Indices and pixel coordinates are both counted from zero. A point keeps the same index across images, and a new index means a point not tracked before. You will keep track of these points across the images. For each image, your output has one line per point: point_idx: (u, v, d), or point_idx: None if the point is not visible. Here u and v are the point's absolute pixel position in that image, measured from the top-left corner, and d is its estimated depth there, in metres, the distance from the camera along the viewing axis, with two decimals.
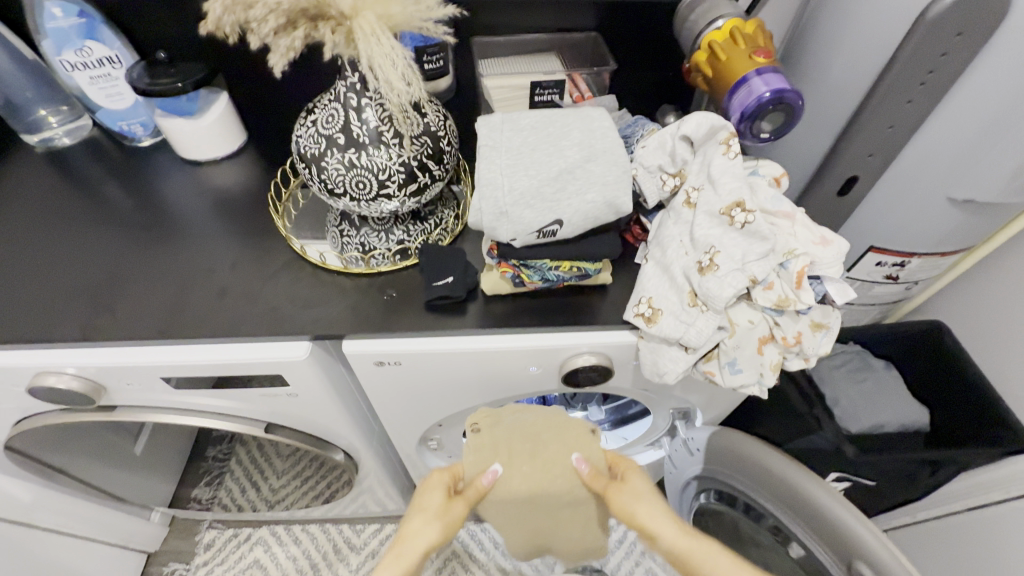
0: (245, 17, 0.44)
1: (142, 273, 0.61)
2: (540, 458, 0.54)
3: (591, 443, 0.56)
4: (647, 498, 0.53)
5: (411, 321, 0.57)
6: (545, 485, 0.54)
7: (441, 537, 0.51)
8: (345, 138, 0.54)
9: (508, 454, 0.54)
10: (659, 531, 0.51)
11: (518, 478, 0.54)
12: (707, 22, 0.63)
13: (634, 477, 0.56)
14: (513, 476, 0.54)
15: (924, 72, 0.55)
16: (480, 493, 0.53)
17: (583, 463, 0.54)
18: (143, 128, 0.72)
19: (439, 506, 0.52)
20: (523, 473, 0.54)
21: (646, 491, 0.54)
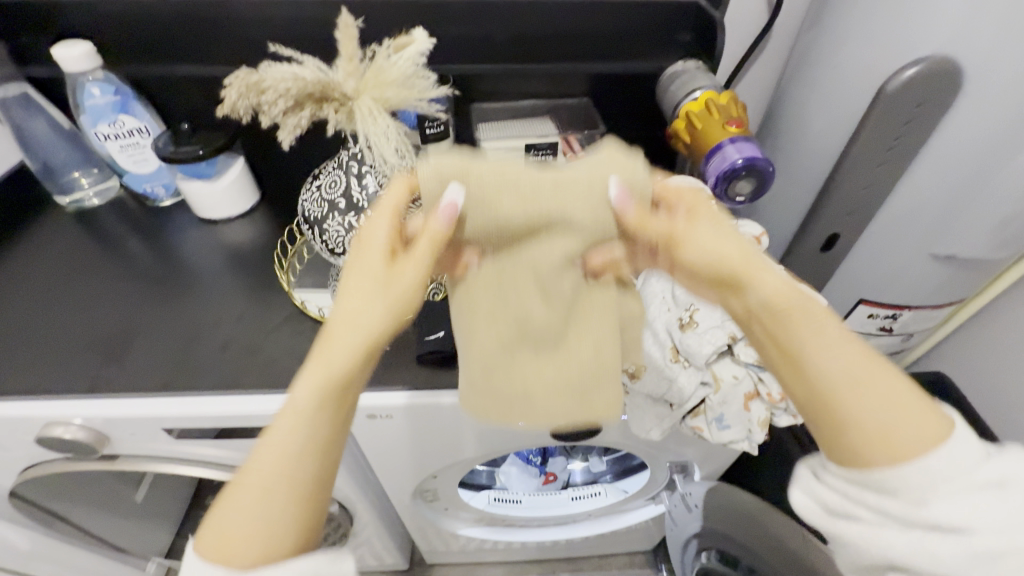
0: (258, 101, 0.49)
1: (153, 326, 0.64)
2: (530, 225, 0.43)
3: (606, 208, 0.44)
4: (710, 236, 0.47)
5: (404, 374, 0.59)
6: (574, 208, 0.43)
7: (392, 325, 0.44)
8: (346, 203, 0.58)
9: (500, 182, 0.43)
10: (751, 283, 0.45)
11: (493, 202, 0.43)
12: (686, 93, 0.67)
13: (697, 230, 0.47)
14: (501, 197, 0.43)
15: (891, 138, 0.59)
16: (436, 233, 0.42)
17: (621, 197, 0.43)
18: (166, 189, 0.79)
19: (382, 274, 0.45)
20: (518, 201, 0.43)
21: (719, 235, 0.47)
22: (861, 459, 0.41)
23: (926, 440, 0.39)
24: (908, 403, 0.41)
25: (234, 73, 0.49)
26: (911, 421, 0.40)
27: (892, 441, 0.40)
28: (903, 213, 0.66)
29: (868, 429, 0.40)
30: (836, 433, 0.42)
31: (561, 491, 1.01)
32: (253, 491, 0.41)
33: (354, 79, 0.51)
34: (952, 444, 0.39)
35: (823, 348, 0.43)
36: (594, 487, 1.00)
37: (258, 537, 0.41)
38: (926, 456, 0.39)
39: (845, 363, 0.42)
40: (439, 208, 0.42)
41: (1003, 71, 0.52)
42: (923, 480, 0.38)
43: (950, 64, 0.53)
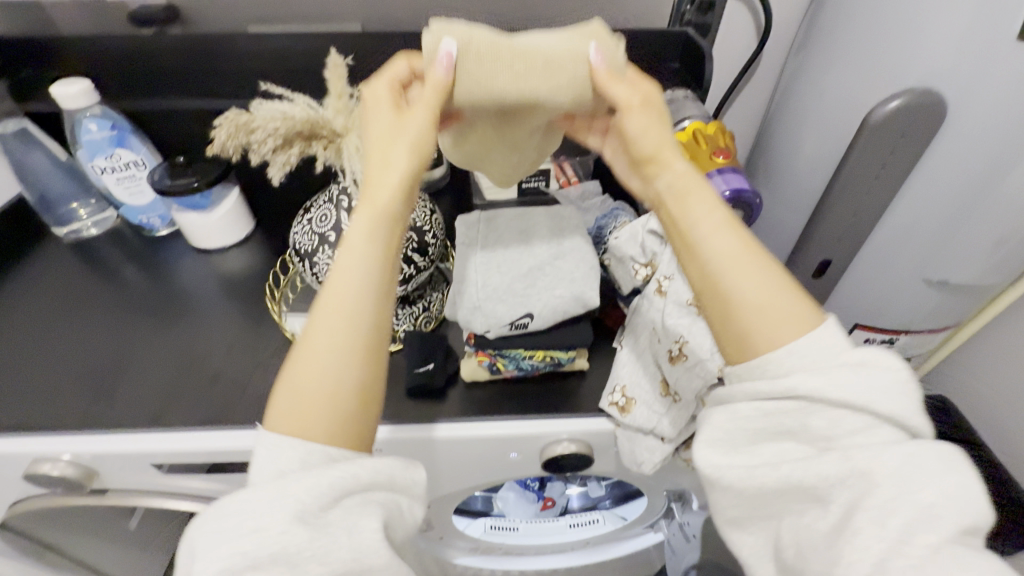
0: (247, 140, 0.50)
1: (145, 358, 0.64)
2: (520, 76, 0.45)
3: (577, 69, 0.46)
4: (650, 131, 0.47)
5: (392, 407, 0.59)
6: (540, 85, 0.45)
7: (421, 162, 0.45)
8: (336, 236, 0.59)
9: (484, 50, 0.45)
10: (657, 172, 0.47)
11: (481, 75, 0.45)
12: (675, 122, 0.68)
13: (635, 119, 0.47)
14: (495, 73, 0.45)
15: (878, 168, 0.60)
16: (435, 93, 0.44)
17: (598, 58, 0.46)
18: (161, 220, 0.79)
19: (391, 124, 0.46)
20: (507, 76, 0.45)
21: (657, 120, 0.48)
22: (739, 330, 0.41)
23: (795, 327, 0.40)
24: (783, 297, 0.41)
25: (223, 114, 0.49)
26: (783, 312, 0.41)
27: (762, 313, 0.40)
28: (893, 240, 0.66)
29: (743, 301, 0.41)
30: (716, 305, 0.42)
31: (558, 517, 0.99)
32: (320, 363, 0.39)
33: (343, 117, 0.52)
34: (817, 333, 0.40)
35: (719, 231, 0.43)
36: (592, 514, 0.99)
37: (320, 394, 0.39)
38: (794, 341, 0.40)
39: (731, 237, 0.43)
40: (434, 59, 0.44)
41: (985, 102, 0.52)
42: (781, 367, 0.39)
43: (933, 96, 0.54)
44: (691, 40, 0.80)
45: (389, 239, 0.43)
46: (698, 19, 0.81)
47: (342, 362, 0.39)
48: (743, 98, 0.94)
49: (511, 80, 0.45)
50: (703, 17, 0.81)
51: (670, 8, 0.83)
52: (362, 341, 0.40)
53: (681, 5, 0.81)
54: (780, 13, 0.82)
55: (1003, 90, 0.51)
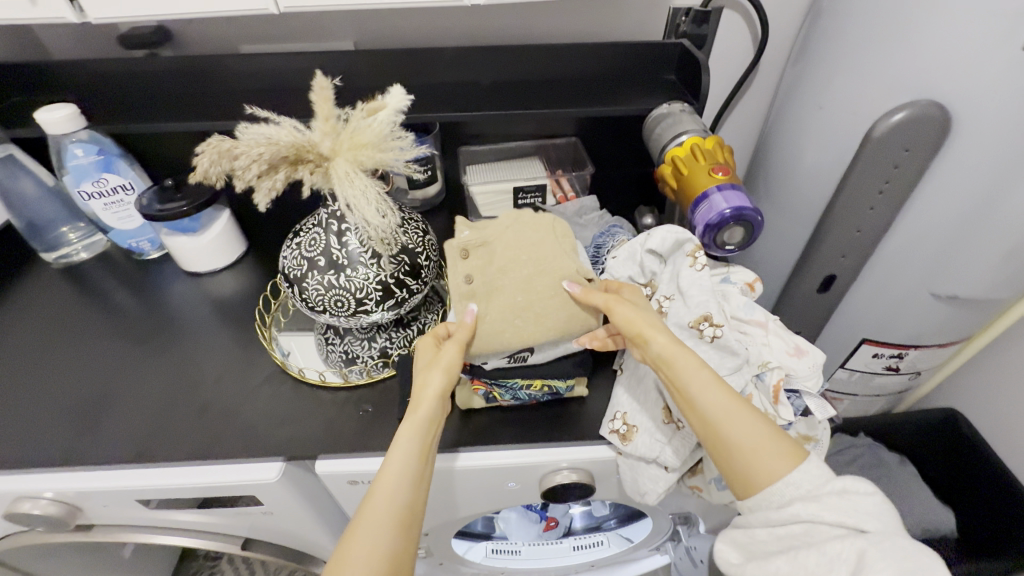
0: (232, 165, 0.48)
1: (132, 389, 0.63)
2: (545, 325, 0.51)
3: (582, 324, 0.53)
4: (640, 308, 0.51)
5: (385, 437, 0.57)
6: (538, 332, 0.51)
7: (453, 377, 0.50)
8: (325, 261, 0.57)
9: (504, 266, 0.52)
10: (649, 338, 0.48)
11: (496, 324, 0.51)
12: (671, 137, 0.66)
13: (622, 305, 0.51)
14: (505, 325, 0.51)
15: (882, 181, 0.58)
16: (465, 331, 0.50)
17: (576, 288, 0.52)
18: (151, 244, 0.79)
19: (432, 357, 0.51)
20: (510, 316, 0.51)
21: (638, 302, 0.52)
22: (743, 471, 0.43)
23: (783, 458, 0.43)
24: (769, 435, 0.44)
25: (206, 141, 0.48)
26: (773, 447, 0.43)
27: (758, 454, 0.43)
28: (899, 254, 0.64)
29: (738, 448, 0.44)
30: (725, 458, 0.44)
31: (562, 538, 0.97)
32: (379, 527, 0.42)
33: (331, 139, 0.50)
34: (806, 462, 0.43)
35: (711, 385, 0.45)
36: (596, 535, 0.96)
37: (376, 551, 0.41)
38: (789, 471, 0.43)
39: (725, 396, 0.45)
40: (460, 316, 0.51)
41: (991, 114, 0.51)
42: (782, 496, 0.42)
43: (938, 108, 0.53)
44: (687, 51, 0.79)
45: (432, 441, 0.48)
46: (693, 30, 0.80)
47: (394, 528, 0.42)
48: (741, 108, 0.92)
49: (529, 329, 0.51)
50: (698, 29, 0.80)
51: (665, 20, 0.82)
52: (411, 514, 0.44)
53: (676, 17, 0.80)
54: (776, 23, 0.81)
55: (1009, 101, 0.50)
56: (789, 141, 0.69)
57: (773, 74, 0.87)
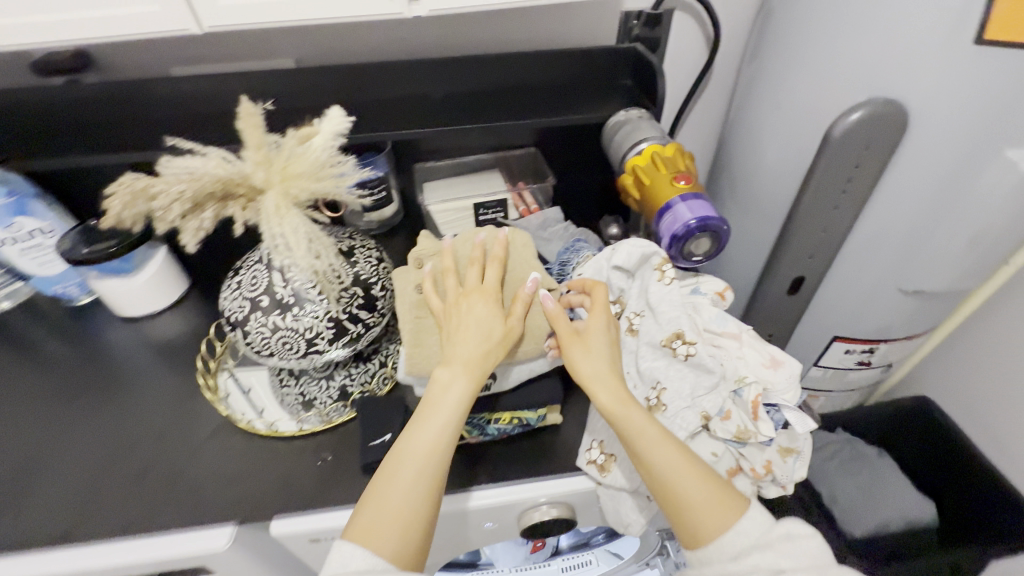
0: (150, 207, 0.43)
1: (62, 457, 0.57)
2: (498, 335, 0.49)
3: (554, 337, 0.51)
4: (593, 348, 0.48)
5: (348, 488, 0.52)
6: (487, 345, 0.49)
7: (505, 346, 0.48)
8: (269, 301, 0.52)
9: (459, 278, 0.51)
10: (596, 395, 0.47)
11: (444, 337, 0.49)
12: (631, 144, 0.64)
13: (576, 348, 0.48)
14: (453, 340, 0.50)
15: (845, 181, 0.57)
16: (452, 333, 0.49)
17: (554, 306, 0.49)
18: (79, 288, 0.72)
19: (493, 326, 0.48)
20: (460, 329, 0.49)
21: (595, 338, 0.49)
22: (685, 526, 0.43)
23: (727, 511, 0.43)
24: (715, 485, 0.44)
25: (117, 181, 0.43)
26: (718, 503, 0.43)
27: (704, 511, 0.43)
28: (865, 252, 0.64)
29: (679, 502, 0.43)
30: (670, 509, 0.44)
31: (550, 560, 0.91)
32: (399, 493, 0.43)
33: (265, 170, 0.45)
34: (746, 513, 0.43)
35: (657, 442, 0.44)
36: (584, 555, 0.91)
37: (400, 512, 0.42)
38: (736, 523, 0.43)
39: (672, 453, 0.44)
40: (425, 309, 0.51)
41: (945, 109, 0.51)
42: (735, 548, 0.42)
43: (895, 106, 0.52)
44: (642, 56, 0.77)
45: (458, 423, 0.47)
46: (645, 33, 0.79)
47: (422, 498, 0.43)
48: (698, 110, 0.91)
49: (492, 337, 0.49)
50: (651, 32, 0.79)
51: (616, 25, 0.80)
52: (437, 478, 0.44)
53: (627, 21, 0.78)
54: (728, 24, 0.81)
55: (964, 94, 0.49)
56: (749, 144, 0.68)
57: (728, 74, 0.87)
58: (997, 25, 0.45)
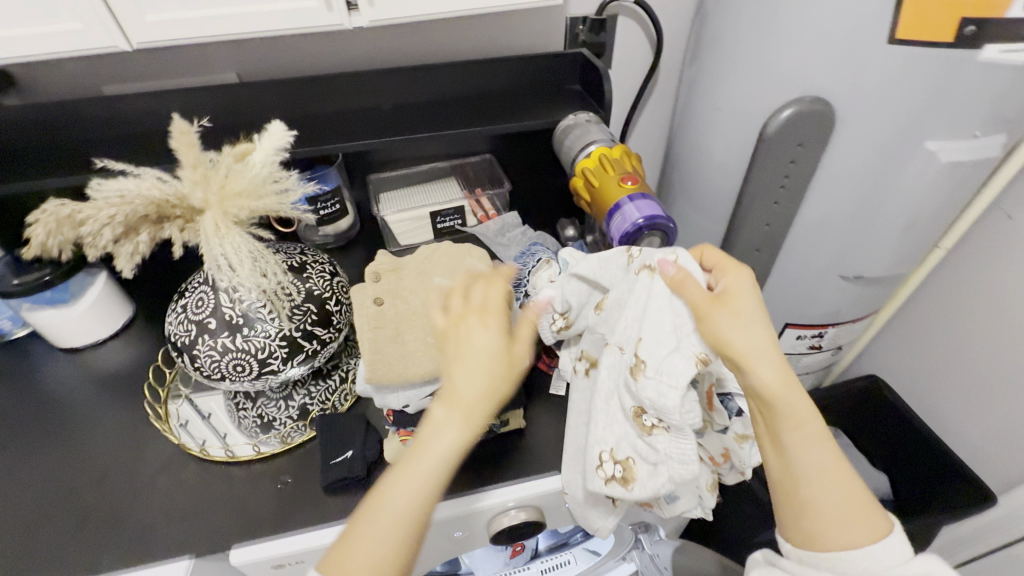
0: (79, 233, 0.42)
1: (3, 502, 0.54)
2: None
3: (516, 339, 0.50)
4: (750, 317, 0.44)
5: (310, 510, 0.51)
6: None
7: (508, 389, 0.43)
8: (217, 323, 0.51)
9: (414, 289, 0.50)
10: (756, 371, 0.43)
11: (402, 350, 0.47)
12: (580, 147, 0.65)
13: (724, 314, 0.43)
14: (413, 351, 0.47)
15: (782, 176, 0.60)
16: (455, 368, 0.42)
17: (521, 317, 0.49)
18: (13, 321, 0.68)
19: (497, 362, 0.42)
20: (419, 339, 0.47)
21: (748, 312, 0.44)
22: (803, 521, 0.45)
23: (857, 524, 0.44)
24: (860, 495, 0.45)
25: (39, 208, 0.41)
26: (863, 514, 0.44)
27: (834, 521, 0.44)
28: (807, 242, 0.66)
29: (821, 510, 0.44)
30: (789, 504, 0.45)
31: (529, 564, 0.90)
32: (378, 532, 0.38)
33: (202, 189, 0.43)
34: (889, 538, 0.43)
35: (805, 443, 0.44)
36: (562, 555, 0.90)
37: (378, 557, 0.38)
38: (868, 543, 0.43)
39: (822, 452, 0.44)
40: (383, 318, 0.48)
41: (869, 104, 0.53)
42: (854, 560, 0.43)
43: (821, 103, 0.54)
44: (588, 60, 0.79)
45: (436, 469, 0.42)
46: (591, 39, 0.81)
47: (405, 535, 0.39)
48: (648, 110, 0.94)
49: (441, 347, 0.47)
50: (596, 36, 0.81)
51: (562, 31, 0.82)
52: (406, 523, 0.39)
53: (573, 26, 0.80)
54: (671, 28, 0.84)
55: (883, 90, 0.52)
56: (694, 143, 0.71)
57: (673, 75, 0.89)
58: (907, 24, 0.48)
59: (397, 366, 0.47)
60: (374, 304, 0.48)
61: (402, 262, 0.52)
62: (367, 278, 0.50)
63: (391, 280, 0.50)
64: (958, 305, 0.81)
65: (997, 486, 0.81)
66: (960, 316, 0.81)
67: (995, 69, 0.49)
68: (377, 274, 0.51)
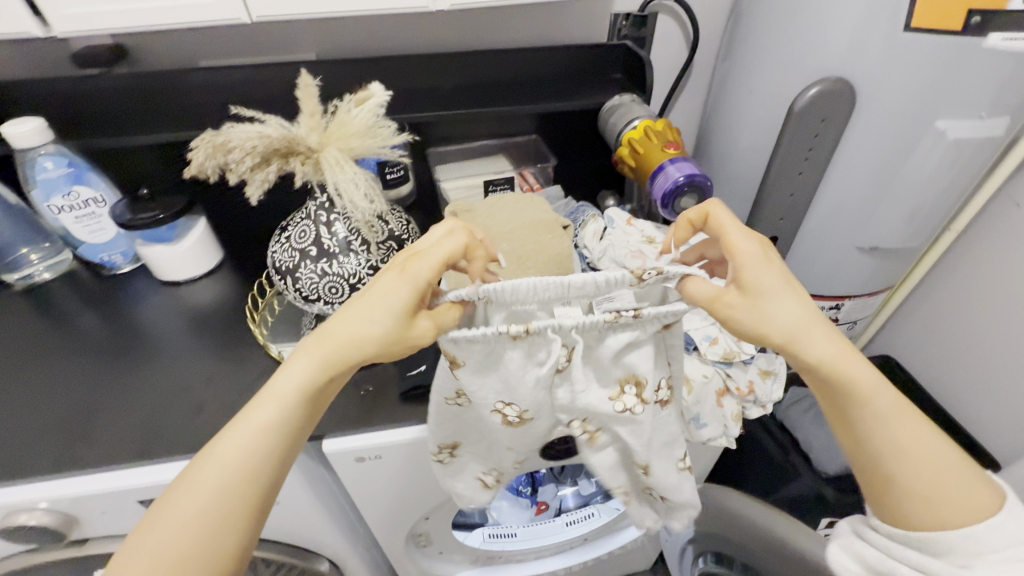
0: (226, 160, 0.51)
1: (122, 396, 0.62)
2: (529, 266, 0.56)
3: (572, 264, 0.58)
4: (775, 290, 0.41)
5: (388, 414, 0.60)
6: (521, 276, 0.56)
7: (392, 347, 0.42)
8: (317, 250, 0.60)
9: (486, 226, 0.59)
10: (803, 351, 0.42)
11: None
12: (626, 122, 0.74)
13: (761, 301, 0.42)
14: None
15: (807, 149, 0.67)
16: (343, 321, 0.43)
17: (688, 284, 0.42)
18: (124, 257, 0.79)
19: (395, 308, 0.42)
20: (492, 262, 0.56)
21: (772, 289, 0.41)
22: (893, 506, 0.44)
23: (964, 509, 0.42)
24: (962, 469, 0.44)
25: (199, 137, 0.50)
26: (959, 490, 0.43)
27: (933, 504, 0.43)
28: (829, 212, 0.74)
29: (908, 488, 0.43)
30: (867, 482, 0.46)
31: (554, 518, 0.97)
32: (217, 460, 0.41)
33: (317, 134, 0.53)
34: (992, 517, 0.42)
35: (878, 422, 0.43)
36: (587, 509, 0.97)
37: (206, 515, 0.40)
38: (970, 525, 0.42)
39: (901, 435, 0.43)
40: None
41: (888, 84, 0.61)
42: (967, 542, 0.42)
43: (844, 83, 0.62)
44: (631, 51, 0.88)
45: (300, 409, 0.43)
46: (633, 33, 0.90)
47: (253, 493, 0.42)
48: (682, 102, 1.02)
49: (514, 268, 0.56)
50: (637, 32, 0.90)
51: (607, 25, 0.91)
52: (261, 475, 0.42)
53: (618, 21, 0.89)
54: (707, 25, 0.92)
55: (899, 74, 0.60)
56: (728, 124, 0.79)
57: (706, 70, 0.98)
58: (920, 16, 0.55)
59: None
60: None
61: (475, 206, 0.62)
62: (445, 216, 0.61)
63: (466, 218, 0.60)
64: (968, 287, 0.87)
65: (1002, 456, 0.87)
66: (968, 297, 0.87)
67: (1000, 55, 0.57)
68: (454, 215, 0.61)
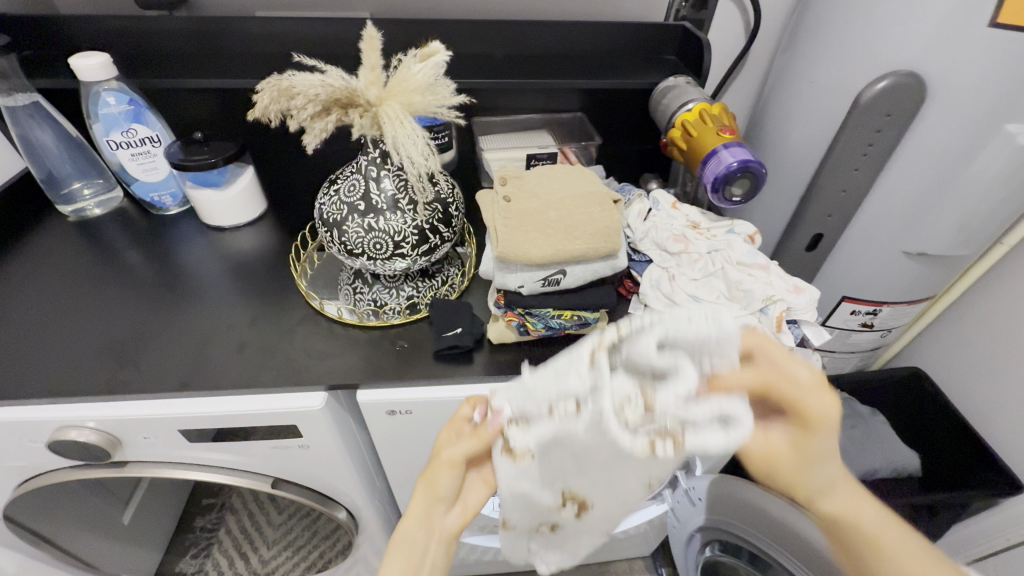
0: (288, 105, 0.52)
1: (167, 329, 0.64)
2: (575, 237, 0.56)
3: (619, 241, 0.58)
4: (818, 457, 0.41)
5: (422, 369, 0.61)
6: (568, 246, 0.56)
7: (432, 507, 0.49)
8: (365, 205, 0.60)
9: (535, 193, 0.60)
10: (825, 502, 0.44)
11: (523, 242, 0.55)
12: (679, 105, 0.74)
13: (789, 463, 0.42)
14: (531, 239, 0.56)
15: (867, 144, 0.66)
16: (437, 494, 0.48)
17: None
18: (173, 199, 0.82)
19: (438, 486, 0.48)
20: (537, 230, 0.56)
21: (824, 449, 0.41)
22: None
23: None
24: None
25: (265, 80, 0.51)
26: None
27: None
28: (877, 215, 0.72)
29: None
30: None
31: None
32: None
33: (376, 87, 0.53)
34: None
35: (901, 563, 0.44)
36: None
37: None
38: None
39: (911, 570, 0.43)
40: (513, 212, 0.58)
41: (961, 81, 0.58)
42: None
43: (914, 78, 0.60)
44: (688, 33, 0.86)
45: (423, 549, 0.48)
46: (692, 15, 0.87)
47: (442, 556, 0.49)
48: (733, 91, 1.00)
49: (559, 238, 0.56)
50: (697, 13, 0.86)
51: (665, 5, 0.89)
52: (456, 540, 0.50)
53: (676, 2, 0.86)
54: (770, 11, 0.89)
55: (975, 72, 0.57)
56: (782, 116, 0.77)
57: (763, 59, 0.95)
58: (1009, 9, 0.53)
59: (519, 247, 0.55)
60: (502, 200, 0.59)
61: (524, 175, 0.63)
62: (495, 181, 0.62)
63: (514, 184, 0.61)
64: (1012, 304, 0.84)
65: None
66: (1010, 315, 0.85)
67: None
68: (502, 179, 0.62)
